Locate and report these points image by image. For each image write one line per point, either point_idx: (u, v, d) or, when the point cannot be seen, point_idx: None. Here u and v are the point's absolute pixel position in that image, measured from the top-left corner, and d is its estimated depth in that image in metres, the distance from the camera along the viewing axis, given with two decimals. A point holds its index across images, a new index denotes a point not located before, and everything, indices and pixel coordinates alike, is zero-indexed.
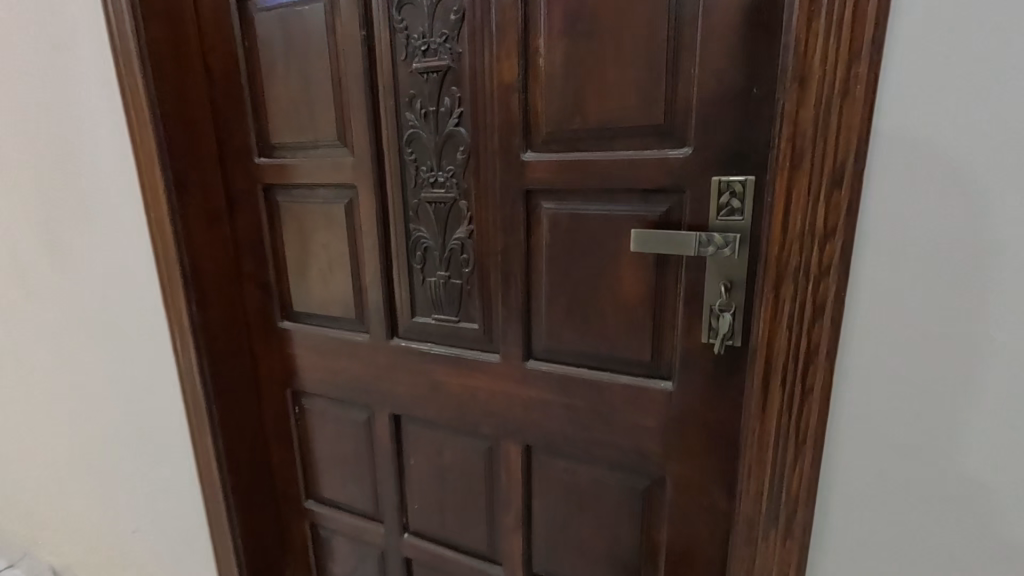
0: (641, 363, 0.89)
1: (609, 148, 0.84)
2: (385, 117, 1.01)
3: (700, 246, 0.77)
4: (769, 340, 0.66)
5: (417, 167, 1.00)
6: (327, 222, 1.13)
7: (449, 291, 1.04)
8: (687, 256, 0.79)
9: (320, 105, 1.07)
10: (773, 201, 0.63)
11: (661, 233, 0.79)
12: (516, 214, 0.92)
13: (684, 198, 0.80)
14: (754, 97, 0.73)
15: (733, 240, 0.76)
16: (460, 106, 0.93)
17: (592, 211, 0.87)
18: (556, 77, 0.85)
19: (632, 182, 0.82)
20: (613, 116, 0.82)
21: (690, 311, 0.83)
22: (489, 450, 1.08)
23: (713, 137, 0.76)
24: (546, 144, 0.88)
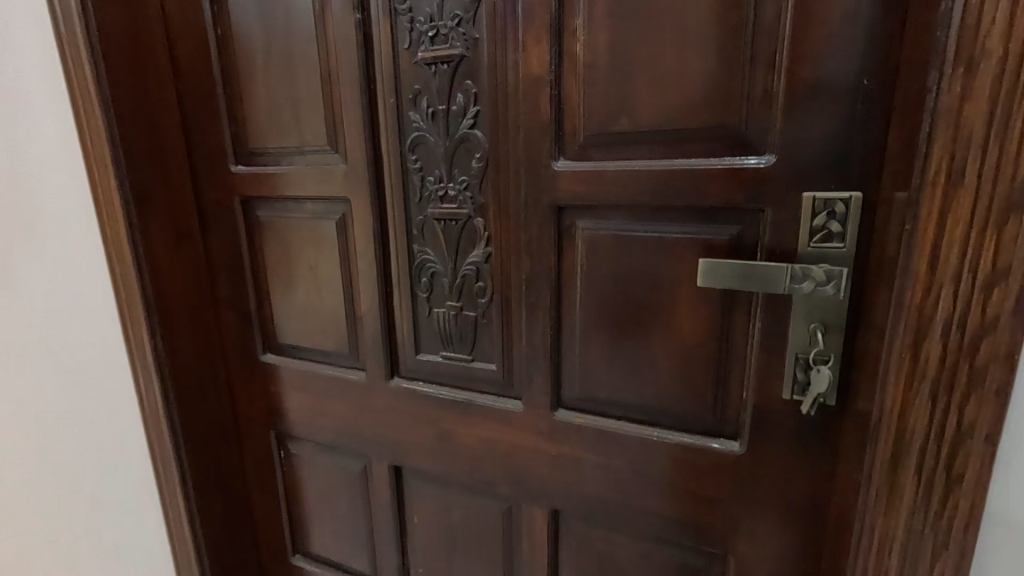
0: (700, 419, 0.73)
1: (666, 156, 0.67)
2: (385, 118, 0.84)
3: (791, 281, 0.60)
4: (902, 411, 0.50)
5: (422, 177, 0.84)
6: (316, 241, 0.96)
7: (462, 324, 0.87)
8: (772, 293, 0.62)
9: (307, 103, 0.90)
10: (917, 229, 0.48)
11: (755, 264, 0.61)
12: (545, 236, 0.76)
13: (763, 219, 0.63)
14: (864, 89, 0.56)
15: (839, 274, 0.58)
16: (476, 104, 0.77)
17: (642, 234, 0.70)
18: (598, 69, 0.68)
19: (695, 197, 0.66)
20: (671, 116, 0.66)
21: (767, 360, 0.66)
22: (508, 511, 0.91)
23: (806, 141, 0.59)
24: (583, 151, 0.72)
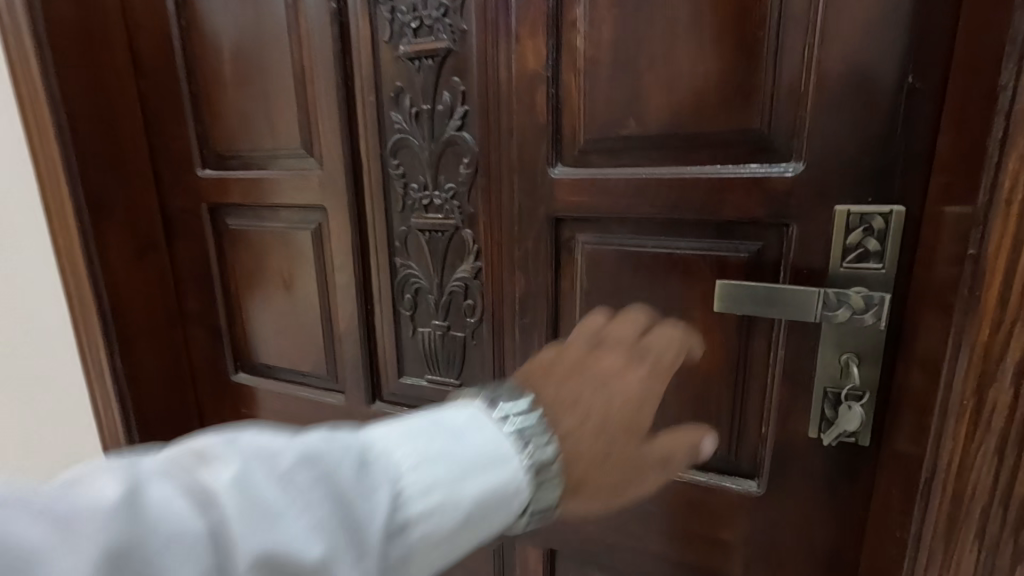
0: (714, 455, 0.65)
1: (678, 163, 0.60)
2: (365, 119, 0.76)
3: (824, 309, 0.53)
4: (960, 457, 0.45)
5: (405, 183, 0.76)
6: (290, 253, 0.88)
7: (450, 346, 0.79)
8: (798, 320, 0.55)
9: (279, 102, 0.82)
10: (986, 261, 0.43)
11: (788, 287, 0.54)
12: (541, 250, 0.68)
13: (788, 234, 0.56)
14: (907, 88, 0.49)
15: (878, 302, 0.51)
16: (464, 104, 0.69)
17: (650, 249, 0.63)
18: (601, 64, 0.61)
19: (711, 210, 0.58)
20: (683, 119, 0.59)
21: (791, 393, 0.58)
22: (500, 549, 0.83)
23: (839, 147, 0.52)
24: (583, 156, 0.64)
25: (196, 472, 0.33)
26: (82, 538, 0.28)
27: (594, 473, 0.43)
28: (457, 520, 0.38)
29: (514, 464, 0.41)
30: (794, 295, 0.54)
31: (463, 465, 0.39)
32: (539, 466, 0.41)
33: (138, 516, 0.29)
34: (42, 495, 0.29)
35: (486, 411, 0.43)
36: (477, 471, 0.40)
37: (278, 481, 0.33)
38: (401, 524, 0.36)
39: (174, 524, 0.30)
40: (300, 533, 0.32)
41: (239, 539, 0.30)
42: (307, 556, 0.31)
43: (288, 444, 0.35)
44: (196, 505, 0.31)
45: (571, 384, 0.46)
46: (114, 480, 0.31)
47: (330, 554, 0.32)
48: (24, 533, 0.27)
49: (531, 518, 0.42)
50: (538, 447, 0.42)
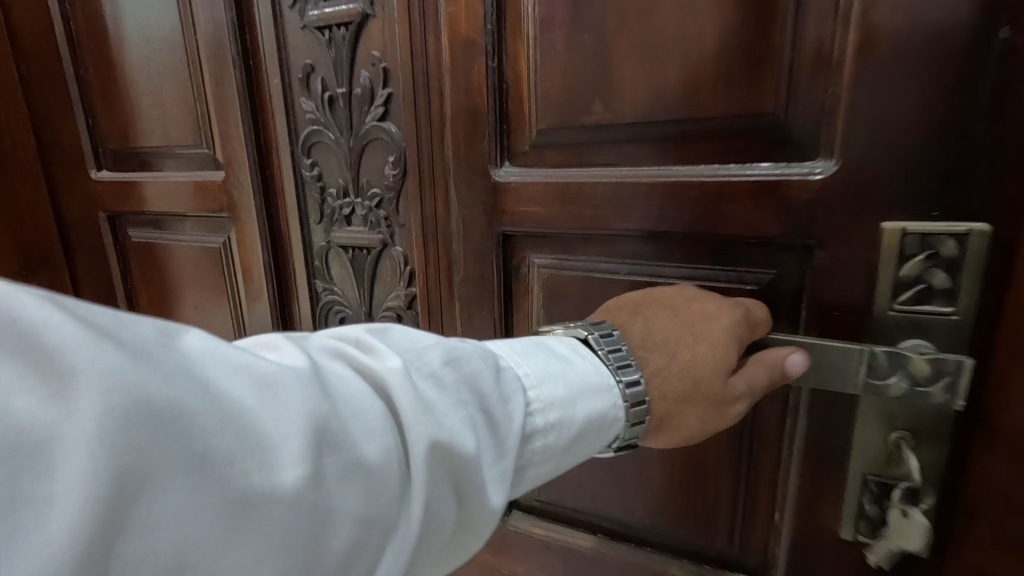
0: (706, 548, 0.50)
1: (661, 162, 0.44)
2: (271, 108, 0.60)
3: (868, 361, 0.37)
4: None
5: (322, 188, 0.60)
6: (200, 273, 0.73)
7: None
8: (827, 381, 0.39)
9: (176, 88, 0.66)
10: None
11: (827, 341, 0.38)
12: (485, 274, 0.52)
13: (813, 261, 0.40)
14: (1000, 47, 0.32)
15: (952, 369, 0.35)
16: (386, 86, 0.53)
17: (625, 275, 0.47)
18: (556, 28, 0.45)
19: (705, 226, 0.43)
20: (667, 102, 0.43)
21: (817, 476, 0.43)
22: None
23: (890, 138, 0.36)
24: (538, 153, 0.49)
25: (355, 358, 0.27)
26: (286, 404, 0.22)
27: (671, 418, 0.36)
28: (571, 439, 0.32)
29: (612, 393, 0.34)
30: (833, 356, 0.38)
31: (576, 382, 0.33)
32: (640, 404, 0.34)
33: (319, 390, 0.24)
34: (242, 360, 0.23)
35: (590, 345, 0.36)
36: (593, 391, 0.33)
37: (437, 375, 0.28)
38: (536, 429, 0.31)
39: (349, 407, 0.24)
40: (467, 426, 0.27)
41: (417, 429, 0.25)
42: (463, 448, 0.26)
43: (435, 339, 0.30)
44: (366, 389, 0.26)
45: (659, 319, 0.38)
46: (289, 355, 0.25)
47: (489, 448, 0.28)
48: (228, 390, 0.22)
49: (620, 447, 0.36)
50: (637, 390, 0.34)
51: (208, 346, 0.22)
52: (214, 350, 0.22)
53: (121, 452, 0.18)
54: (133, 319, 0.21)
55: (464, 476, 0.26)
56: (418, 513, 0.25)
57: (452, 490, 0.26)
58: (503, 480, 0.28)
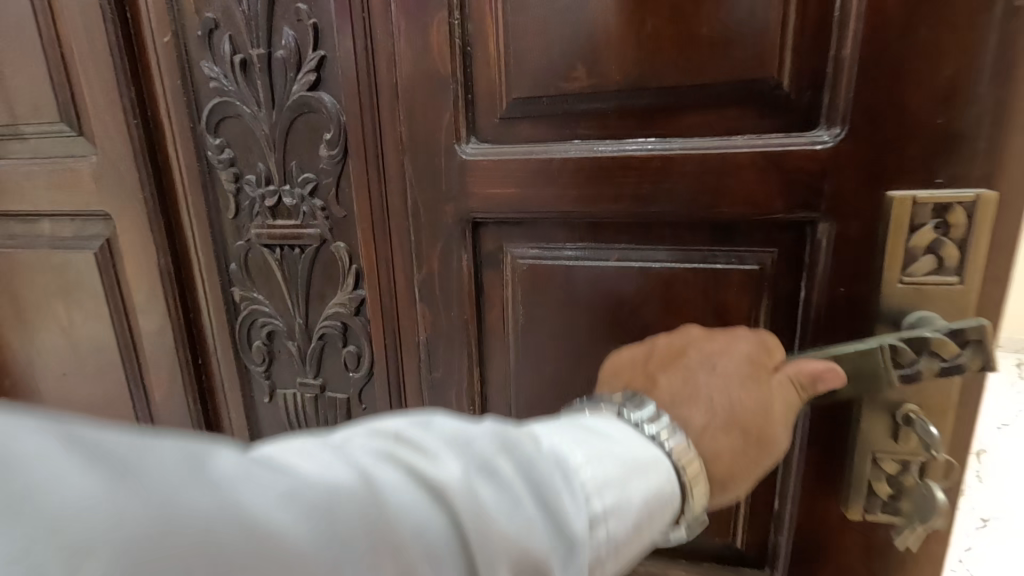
0: (710, 543, 0.48)
1: (652, 135, 0.40)
2: (160, 75, 0.48)
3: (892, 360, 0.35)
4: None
5: (236, 175, 0.49)
6: (61, 291, 0.57)
7: (326, 414, 0.54)
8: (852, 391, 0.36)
9: (11, 49, 0.50)
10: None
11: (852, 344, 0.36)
12: (453, 271, 0.45)
13: (816, 236, 0.38)
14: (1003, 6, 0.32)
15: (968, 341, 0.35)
16: (317, 47, 0.44)
17: (614, 261, 0.43)
18: None
19: (704, 203, 0.39)
20: (659, 66, 0.38)
21: (821, 459, 0.42)
22: None
23: (896, 103, 0.34)
24: (509, 128, 0.42)
25: (413, 459, 0.23)
26: (348, 523, 0.19)
27: (735, 474, 0.32)
28: (634, 521, 0.27)
29: (660, 462, 0.29)
30: (866, 359, 0.36)
31: (629, 458, 0.29)
32: (687, 460, 0.30)
33: (381, 500, 0.20)
34: (295, 475, 0.20)
35: (623, 420, 0.31)
36: (644, 463, 0.29)
37: (488, 467, 0.24)
38: (597, 517, 0.26)
39: (410, 520, 0.21)
40: (529, 524, 0.23)
41: (482, 537, 0.22)
42: (535, 548, 0.23)
43: (485, 423, 0.26)
44: (423, 496, 0.22)
45: (682, 370, 0.35)
46: (334, 463, 0.21)
47: (554, 550, 0.24)
48: (288, 511, 0.18)
49: (685, 524, 0.31)
50: (680, 440, 0.31)
51: (261, 472, 0.19)
52: (252, 474, 0.19)
53: (154, 562, 0.16)
54: (30, 426, 0.16)
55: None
56: None
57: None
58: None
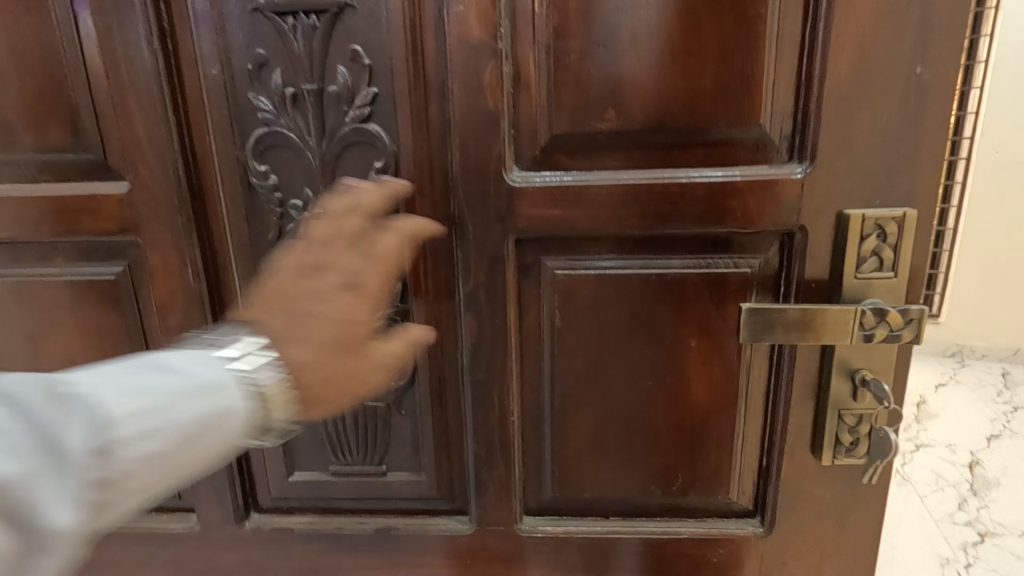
0: (715, 500, 0.58)
1: (668, 165, 0.49)
2: (203, 105, 0.49)
3: (850, 320, 0.48)
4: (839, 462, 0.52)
5: (281, 200, 0.51)
6: (70, 321, 0.54)
7: (367, 422, 0.57)
8: (818, 338, 0.49)
9: (29, 73, 0.49)
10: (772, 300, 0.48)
11: (820, 305, 0.49)
12: (500, 282, 0.51)
13: (795, 243, 0.49)
14: (916, 79, 0.45)
15: (903, 315, 0.48)
16: (371, 85, 0.48)
17: (637, 269, 0.52)
18: (571, 35, 0.46)
19: (711, 220, 0.49)
20: (675, 111, 0.48)
21: (800, 419, 0.53)
22: None
23: (849, 145, 0.46)
24: (549, 158, 0.49)
25: (70, 395, 0.30)
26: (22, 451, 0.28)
27: (323, 402, 0.37)
28: (184, 439, 0.33)
29: (226, 391, 0.35)
30: (831, 315, 0.48)
31: (177, 394, 0.33)
32: (251, 387, 0.35)
33: (50, 429, 0.29)
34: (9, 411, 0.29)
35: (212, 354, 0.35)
36: (202, 398, 0.34)
37: (137, 400, 0.32)
38: (115, 449, 0.31)
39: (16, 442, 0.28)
40: (29, 466, 0.28)
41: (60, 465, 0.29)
42: (125, 458, 0.31)
43: (153, 367, 0.34)
44: (87, 418, 0.30)
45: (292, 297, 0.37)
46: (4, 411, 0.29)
47: (36, 485, 0.28)
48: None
49: (276, 435, 0.37)
50: (273, 374, 0.35)
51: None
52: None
53: None
54: None
55: (29, 529, 0.28)
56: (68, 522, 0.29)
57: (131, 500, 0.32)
58: (74, 496, 0.29)
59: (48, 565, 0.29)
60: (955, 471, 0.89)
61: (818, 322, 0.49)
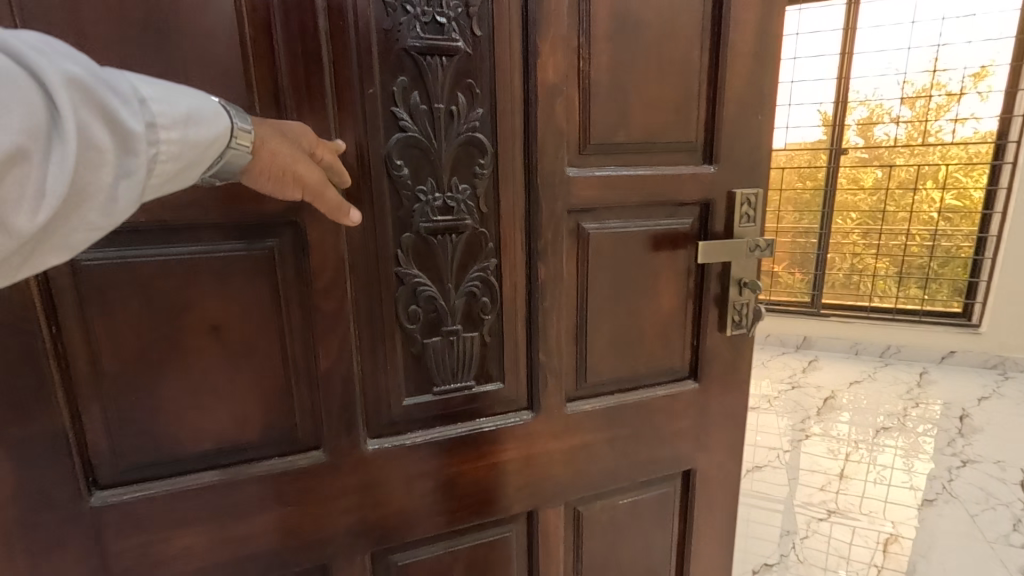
0: (672, 370, 0.94)
1: (648, 164, 0.83)
2: (355, 112, 0.65)
3: (738, 250, 0.89)
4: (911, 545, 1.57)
5: (412, 185, 0.70)
6: (223, 288, 0.64)
7: (466, 350, 0.78)
8: (722, 260, 0.89)
9: (200, 80, 0.58)
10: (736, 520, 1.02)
11: (722, 242, 0.89)
12: (560, 240, 0.79)
13: (708, 208, 0.88)
14: (759, 122, 0.87)
15: (759, 246, 0.91)
16: (479, 106, 0.71)
17: (632, 228, 0.84)
18: (602, 84, 0.77)
19: (669, 196, 0.85)
20: (654, 132, 0.82)
21: (715, 311, 0.93)
22: (521, 521, 0.89)
23: (732, 153, 0.87)
24: (588, 159, 0.79)
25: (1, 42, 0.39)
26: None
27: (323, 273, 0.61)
28: (187, 117, 0.47)
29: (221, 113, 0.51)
30: (728, 246, 0.88)
31: (190, 93, 0.49)
32: (247, 129, 0.53)
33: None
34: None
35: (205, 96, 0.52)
36: (213, 108, 0.50)
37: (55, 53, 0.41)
38: (148, 101, 0.45)
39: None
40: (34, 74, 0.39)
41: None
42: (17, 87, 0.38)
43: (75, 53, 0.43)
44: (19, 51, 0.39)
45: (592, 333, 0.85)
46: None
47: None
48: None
49: (236, 151, 0.52)
50: (245, 117, 0.53)
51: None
52: None
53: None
54: None
55: (111, 126, 0.43)
56: (73, 131, 0.41)
57: (36, 132, 0.40)
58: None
59: (128, 185, 0.45)
60: (996, 482, 1.78)
61: (721, 251, 0.89)
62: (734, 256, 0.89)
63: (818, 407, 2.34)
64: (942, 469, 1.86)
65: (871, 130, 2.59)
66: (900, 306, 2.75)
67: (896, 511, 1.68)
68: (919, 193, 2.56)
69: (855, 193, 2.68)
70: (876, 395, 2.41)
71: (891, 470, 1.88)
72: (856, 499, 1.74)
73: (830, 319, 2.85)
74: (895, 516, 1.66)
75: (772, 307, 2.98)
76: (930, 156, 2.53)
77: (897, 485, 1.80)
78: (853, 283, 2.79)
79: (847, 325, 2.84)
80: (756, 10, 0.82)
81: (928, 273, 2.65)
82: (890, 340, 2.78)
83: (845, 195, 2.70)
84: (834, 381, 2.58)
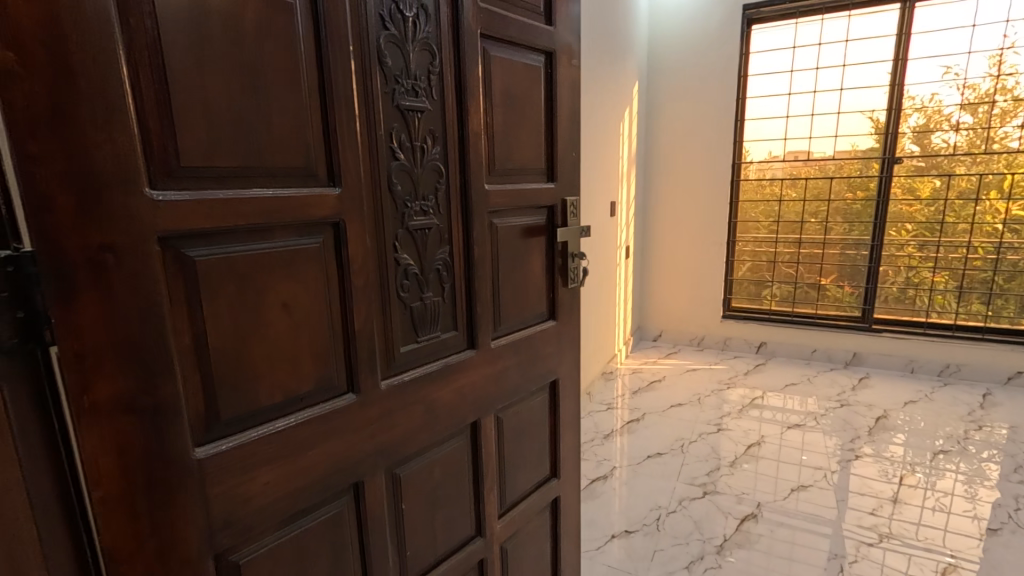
0: (541, 313, 1.46)
1: (523, 182, 1.32)
2: (371, 146, 0.95)
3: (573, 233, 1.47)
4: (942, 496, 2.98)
5: (402, 196, 1.03)
6: (288, 271, 0.86)
7: (435, 310, 1.13)
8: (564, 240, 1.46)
9: (281, 122, 0.83)
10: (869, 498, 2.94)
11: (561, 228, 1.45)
12: (484, 231, 1.21)
13: (553, 208, 1.43)
14: (572, 158, 1.46)
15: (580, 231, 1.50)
16: (437, 145, 1.09)
17: (518, 222, 1.32)
18: (500, 134, 1.23)
19: (534, 201, 1.36)
20: (524, 163, 1.32)
21: (561, 273, 1.48)
22: (470, 431, 1.27)
23: (560, 174, 1.43)
24: (495, 179, 1.24)
25: None
26: None
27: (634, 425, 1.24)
28: None
29: None
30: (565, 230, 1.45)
31: None
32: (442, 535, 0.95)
33: None
34: None
35: None
36: None
37: None
38: None
39: None
40: None
41: None
42: None
43: None
44: None
45: None
46: None
47: None
48: None
49: None
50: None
51: None
52: None
53: None
54: None
55: None
56: None
57: None
58: None
59: None
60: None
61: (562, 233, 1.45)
62: (570, 235, 1.47)
63: (874, 426, 3.33)
64: (1012, 499, 2.54)
65: (928, 137, 3.86)
66: (961, 322, 4.00)
67: (957, 541, 2.27)
68: (982, 204, 3.79)
69: (909, 203, 3.99)
70: (933, 416, 3.45)
71: (956, 496, 2.57)
72: (909, 527, 2.37)
73: (882, 333, 4.19)
74: (956, 546, 2.23)
75: (820, 316, 4.42)
76: (990, 165, 3.74)
77: (964, 495, 2.58)
78: (910, 294, 4.10)
79: (903, 341, 4.16)
80: (567, 93, 1.40)
81: (993, 287, 3.84)
82: (923, 361, 4.10)
83: (901, 204, 4.01)
84: (881, 398, 3.76)
